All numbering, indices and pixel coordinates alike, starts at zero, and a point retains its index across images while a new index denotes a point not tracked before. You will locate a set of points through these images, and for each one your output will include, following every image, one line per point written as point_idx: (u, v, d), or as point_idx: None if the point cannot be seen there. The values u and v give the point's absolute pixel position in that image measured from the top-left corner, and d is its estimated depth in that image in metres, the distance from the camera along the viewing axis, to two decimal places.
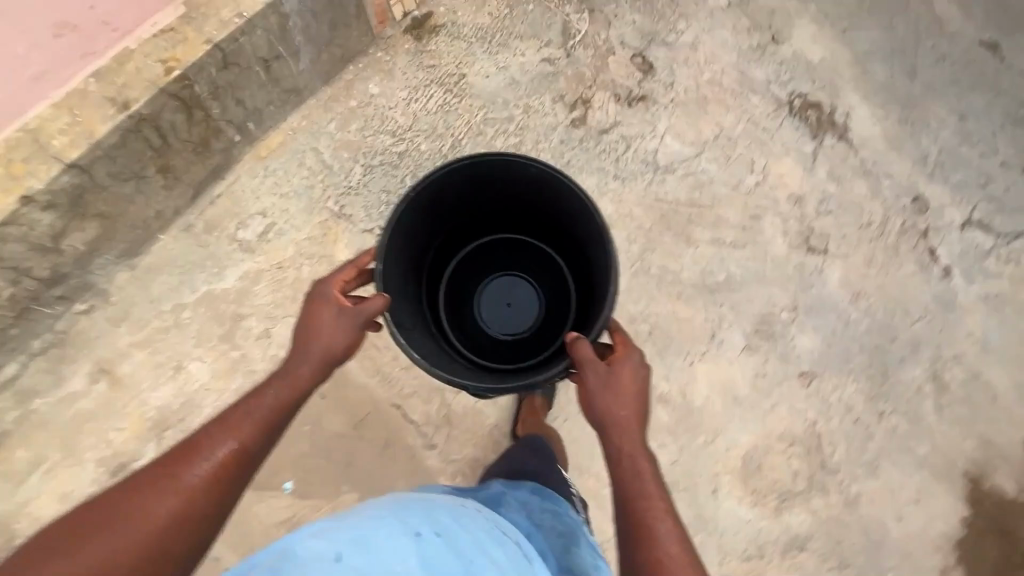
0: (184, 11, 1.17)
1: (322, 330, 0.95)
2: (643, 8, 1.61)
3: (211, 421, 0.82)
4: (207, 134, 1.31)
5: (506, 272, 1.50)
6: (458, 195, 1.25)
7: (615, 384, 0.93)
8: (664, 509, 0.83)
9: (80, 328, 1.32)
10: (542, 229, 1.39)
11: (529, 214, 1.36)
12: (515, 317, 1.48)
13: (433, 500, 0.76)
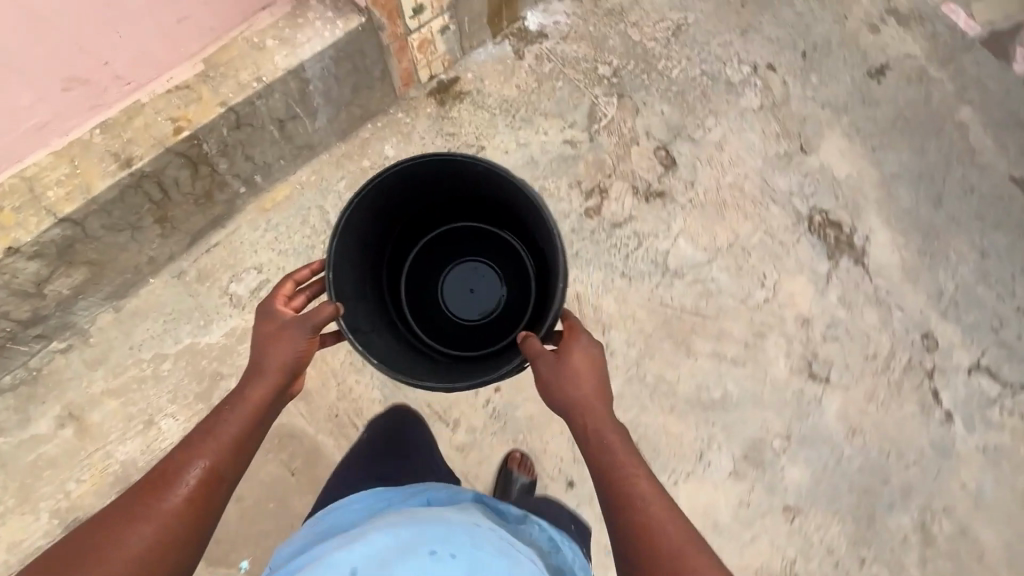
0: (202, 69, 1.13)
1: (273, 346, 0.91)
2: (672, 101, 1.58)
3: (178, 445, 0.82)
4: (211, 188, 1.27)
5: (468, 258, 1.59)
6: (411, 191, 1.32)
7: (572, 366, 0.92)
8: (638, 477, 0.85)
9: (55, 368, 1.28)
10: (500, 220, 1.46)
11: (485, 205, 1.43)
12: (479, 300, 1.59)
13: (451, 519, 0.86)
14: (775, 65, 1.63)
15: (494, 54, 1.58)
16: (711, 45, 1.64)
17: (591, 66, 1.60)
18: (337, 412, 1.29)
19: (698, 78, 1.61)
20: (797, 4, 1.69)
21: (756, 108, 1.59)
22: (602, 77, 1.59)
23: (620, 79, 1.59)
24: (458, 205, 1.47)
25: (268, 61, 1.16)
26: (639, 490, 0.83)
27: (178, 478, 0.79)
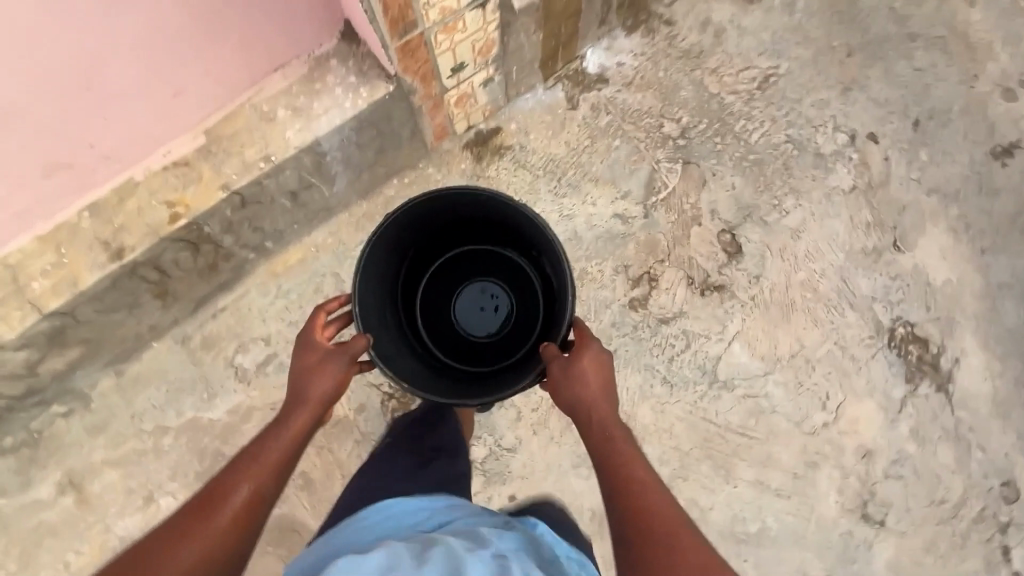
0: (203, 143, 0.98)
1: (314, 376, 0.88)
2: (747, 173, 1.35)
3: (224, 467, 0.79)
4: (216, 260, 1.15)
5: (479, 279, 1.38)
6: (421, 219, 1.14)
7: (580, 372, 0.85)
8: (657, 500, 0.74)
9: (56, 432, 1.23)
10: (508, 236, 1.26)
11: (495, 224, 1.24)
12: (492, 319, 1.37)
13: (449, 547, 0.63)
14: (878, 135, 1.37)
15: (544, 101, 1.36)
16: (803, 104, 1.38)
17: (655, 123, 1.37)
18: None
19: (781, 145, 1.37)
20: (917, 57, 1.39)
21: (847, 189, 1.35)
22: (667, 136, 1.37)
23: (688, 142, 1.36)
24: (462, 225, 1.28)
25: (278, 137, 0.99)
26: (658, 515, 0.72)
27: (224, 500, 0.75)
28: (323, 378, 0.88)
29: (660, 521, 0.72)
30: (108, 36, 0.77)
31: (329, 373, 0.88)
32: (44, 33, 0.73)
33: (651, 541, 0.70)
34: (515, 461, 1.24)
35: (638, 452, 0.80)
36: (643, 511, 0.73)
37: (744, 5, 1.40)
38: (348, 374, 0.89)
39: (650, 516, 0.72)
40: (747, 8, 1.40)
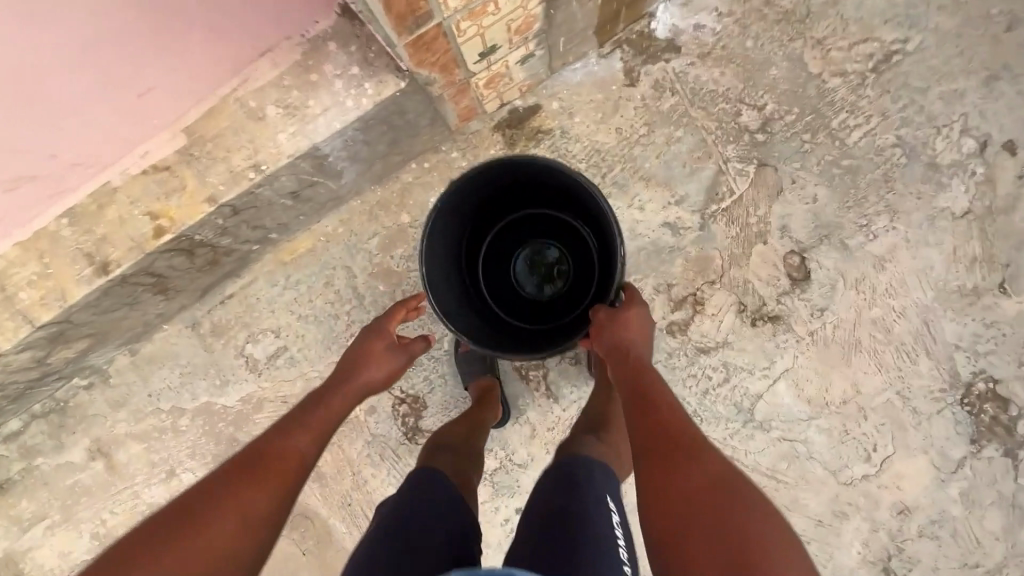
0: (184, 145, 0.84)
1: (371, 361, 0.84)
2: (836, 184, 1.11)
3: (271, 426, 0.72)
4: (216, 256, 1.05)
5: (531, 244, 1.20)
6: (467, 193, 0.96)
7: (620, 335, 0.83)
8: (696, 438, 0.68)
9: (80, 402, 1.26)
10: (570, 203, 1.05)
11: (553, 190, 1.03)
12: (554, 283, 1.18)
13: None
14: (1018, 145, 1.08)
15: (596, 74, 1.12)
16: (927, 96, 1.08)
17: (732, 110, 1.11)
18: (350, 501, 1.23)
19: (887, 149, 1.10)
20: None
21: (959, 213, 1.10)
22: (744, 129, 1.11)
23: (768, 137, 1.11)
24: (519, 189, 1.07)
25: (268, 141, 0.83)
26: (695, 448, 0.66)
27: (270, 455, 0.67)
28: (378, 365, 0.84)
29: (698, 455, 0.65)
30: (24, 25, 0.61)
31: (384, 358, 0.84)
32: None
33: (689, 472, 0.63)
34: (525, 477, 1.20)
35: (674, 401, 0.74)
36: (675, 448, 0.67)
37: None
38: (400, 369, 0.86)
39: (684, 450, 0.66)
40: None
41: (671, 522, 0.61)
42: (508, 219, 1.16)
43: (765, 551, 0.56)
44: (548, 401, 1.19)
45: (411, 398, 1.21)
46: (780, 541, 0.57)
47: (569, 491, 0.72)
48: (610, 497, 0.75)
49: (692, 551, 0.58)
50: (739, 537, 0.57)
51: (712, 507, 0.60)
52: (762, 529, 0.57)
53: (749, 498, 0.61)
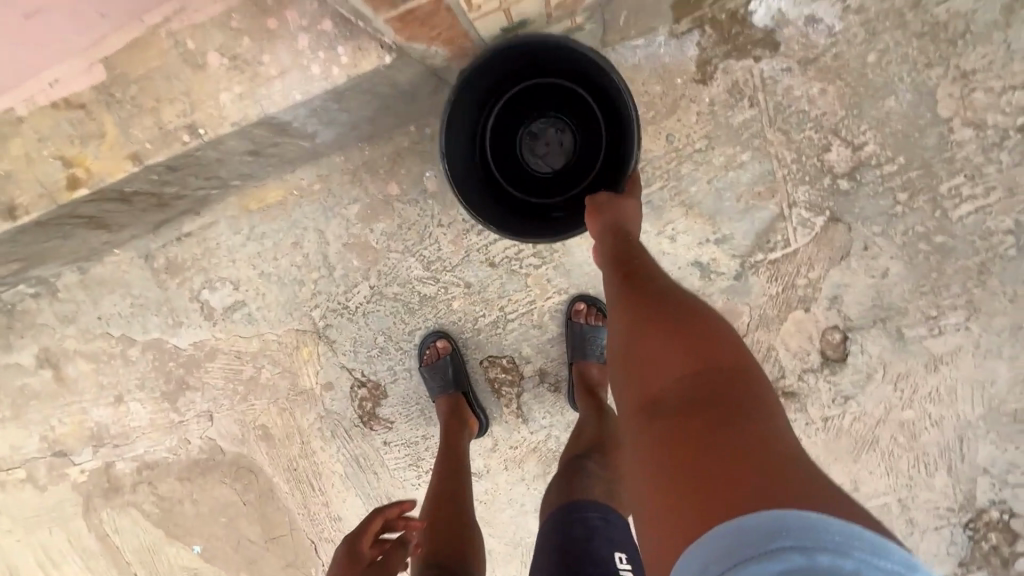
0: (104, 81, 0.65)
1: None
2: (917, 262, 0.89)
3: None
4: (164, 201, 0.89)
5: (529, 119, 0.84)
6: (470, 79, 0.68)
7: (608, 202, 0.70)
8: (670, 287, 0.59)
9: (28, 309, 1.18)
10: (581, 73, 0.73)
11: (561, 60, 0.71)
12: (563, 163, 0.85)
13: None
14: None
15: (663, 57, 0.86)
16: None
17: (818, 141, 0.86)
18: (295, 465, 1.19)
19: (998, 234, 0.87)
20: None
21: None
22: (826, 169, 0.87)
23: (854, 186, 0.87)
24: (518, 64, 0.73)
25: (207, 97, 0.64)
26: (669, 296, 0.57)
27: None
28: None
29: (670, 300, 0.57)
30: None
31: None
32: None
33: (660, 317, 0.54)
34: (477, 487, 1.12)
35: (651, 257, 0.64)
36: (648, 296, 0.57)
37: None
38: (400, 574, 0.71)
39: (657, 297, 0.57)
40: None
41: (640, 370, 0.53)
42: (503, 112, 0.82)
43: (734, 383, 0.48)
44: (516, 420, 1.08)
45: (371, 384, 1.11)
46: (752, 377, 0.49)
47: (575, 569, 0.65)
48: (618, 552, 0.69)
49: (661, 394, 0.50)
50: (709, 373, 0.48)
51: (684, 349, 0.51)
52: (740, 363, 0.49)
53: (722, 335, 0.52)
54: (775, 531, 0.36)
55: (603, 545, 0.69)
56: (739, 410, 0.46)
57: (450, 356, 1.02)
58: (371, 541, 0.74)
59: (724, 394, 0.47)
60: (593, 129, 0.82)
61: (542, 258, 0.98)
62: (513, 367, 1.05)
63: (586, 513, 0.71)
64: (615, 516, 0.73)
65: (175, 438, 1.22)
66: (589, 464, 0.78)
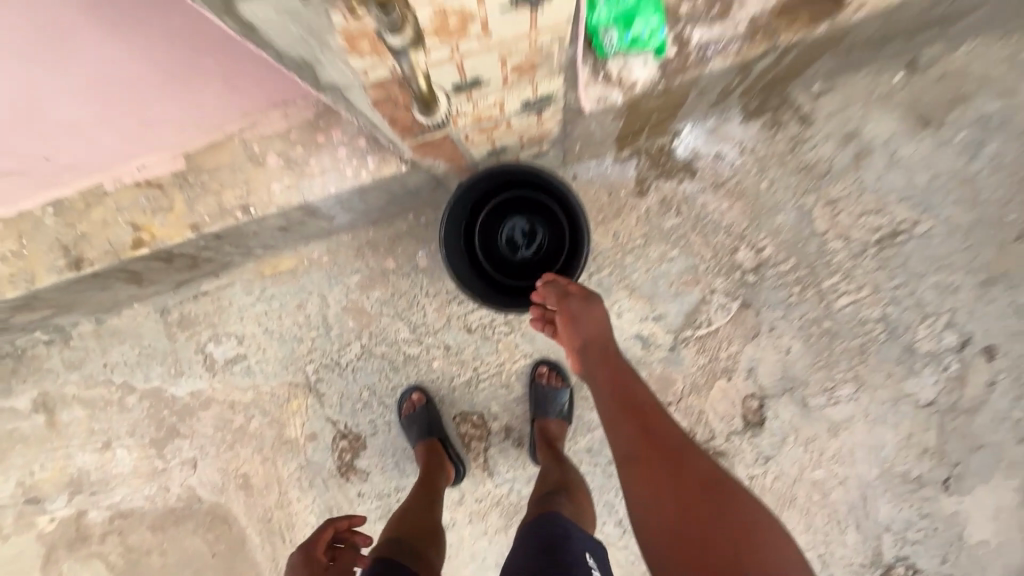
0: (181, 170, 0.85)
1: None
2: (811, 342, 1.11)
3: None
4: (196, 263, 1.06)
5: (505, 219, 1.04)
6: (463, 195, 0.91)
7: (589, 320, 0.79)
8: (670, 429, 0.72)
9: (37, 354, 1.28)
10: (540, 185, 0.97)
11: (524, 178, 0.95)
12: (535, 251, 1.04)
13: None
14: (997, 351, 1.08)
15: (612, 175, 1.12)
16: (923, 282, 1.08)
17: (729, 244, 1.11)
18: (270, 516, 1.25)
19: (871, 322, 1.10)
20: None
21: (922, 402, 1.10)
22: (736, 265, 1.11)
23: (759, 279, 1.11)
24: (500, 180, 0.95)
25: (261, 185, 0.84)
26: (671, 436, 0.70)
27: None
28: None
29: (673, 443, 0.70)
30: (41, 72, 0.62)
31: None
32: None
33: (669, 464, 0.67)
34: None
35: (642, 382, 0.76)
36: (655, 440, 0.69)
37: (914, 128, 1.06)
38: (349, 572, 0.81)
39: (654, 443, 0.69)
40: (915, 132, 1.06)
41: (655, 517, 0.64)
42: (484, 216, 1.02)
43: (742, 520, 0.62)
44: (482, 473, 1.19)
45: (352, 436, 1.23)
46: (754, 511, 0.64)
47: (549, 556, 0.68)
48: (589, 555, 0.71)
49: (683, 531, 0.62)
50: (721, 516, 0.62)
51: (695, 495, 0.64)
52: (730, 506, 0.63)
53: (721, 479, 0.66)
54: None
55: (577, 546, 0.71)
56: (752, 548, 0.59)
57: (425, 407, 1.15)
58: (325, 547, 0.82)
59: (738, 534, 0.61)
60: (556, 222, 1.03)
61: (511, 327, 1.16)
62: (482, 423, 1.19)
63: (559, 524, 0.74)
64: (592, 541, 0.75)
65: (155, 485, 1.28)
66: (559, 498, 0.84)
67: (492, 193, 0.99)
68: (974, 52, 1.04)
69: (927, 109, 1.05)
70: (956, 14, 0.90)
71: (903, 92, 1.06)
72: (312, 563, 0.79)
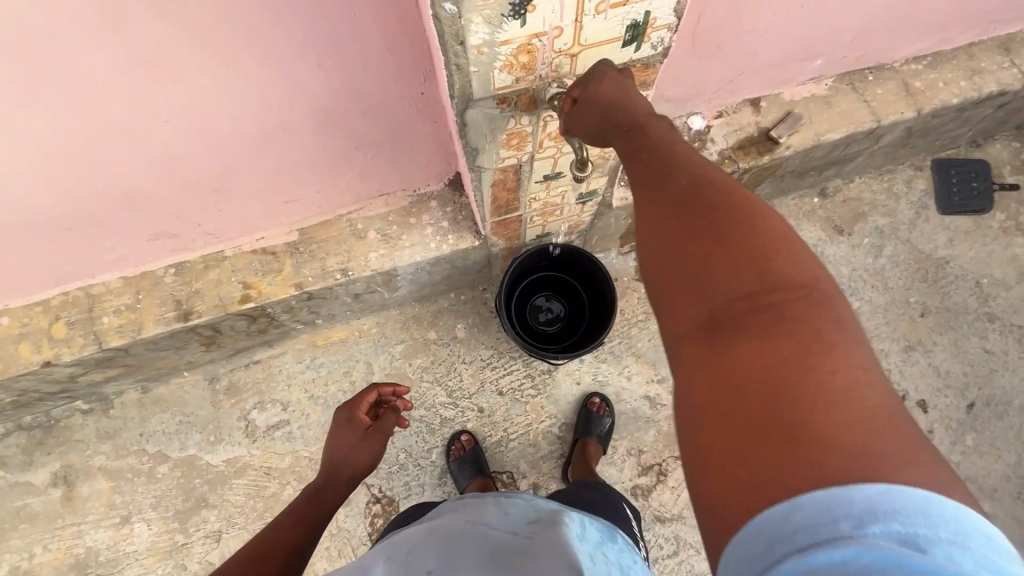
0: (295, 240, 1.06)
1: (354, 452, 0.99)
2: None
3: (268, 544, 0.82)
4: (267, 327, 1.21)
5: (534, 297, 1.26)
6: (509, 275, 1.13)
7: (608, 87, 0.58)
8: (698, 176, 0.52)
9: (70, 425, 1.29)
10: (562, 264, 1.19)
11: (550, 260, 1.18)
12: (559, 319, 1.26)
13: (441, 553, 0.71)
14: (928, 405, 1.35)
15: (615, 263, 1.38)
16: None
17: None
18: None
19: None
20: (990, 339, 1.39)
21: None
22: None
23: None
24: (541, 256, 1.16)
25: (361, 254, 1.06)
26: (700, 200, 0.50)
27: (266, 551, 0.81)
28: (365, 451, 0.99)
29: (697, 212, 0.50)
30: (244, 149, 0.83)
31: (366, 445, 0.99)
32: (197, 134, 0.78)
33: (687, 249, 0.49)
34: None
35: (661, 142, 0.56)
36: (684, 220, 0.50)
37: (833, 235, 1.44)
38: (388, 424, 1.02)
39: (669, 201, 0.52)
40: (834, 238, 1.44)
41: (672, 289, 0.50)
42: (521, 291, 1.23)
43: (800, 309, 0.44)
44: None
45: (386, 500, 1.28)
46: (820, 295, 0.45)
47: (594, 489, 1.04)
48: (623, 504, 1.04)
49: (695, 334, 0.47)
50: (764, 315, 0.44)
51: (727, 293, 0.46)
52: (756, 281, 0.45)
53: (788, 268, 0.46)
54: (876, 549, 0.34)
55: (616, 498, 1.04)
56: (807, 358, 0.41)
57: (473, 447, 1.27)
58: (366, 409, 1.01)
59: (786, 342, 0.42)
60: (572, 294, 1.25)
61: (538, 390, 1.34)
62: (512, 482, 1.30)
63: (600, 483, 1.09)
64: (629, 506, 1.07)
65: (170, 564, 1.24)
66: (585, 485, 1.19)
67: (525, 274, 1.19)
68: (861, 185, 1.46)
69: (839, 222, 1.44)
70: (845, 159, 1.31)
71: (821, 210, 1.45)
72: (356, 424, 1.00)
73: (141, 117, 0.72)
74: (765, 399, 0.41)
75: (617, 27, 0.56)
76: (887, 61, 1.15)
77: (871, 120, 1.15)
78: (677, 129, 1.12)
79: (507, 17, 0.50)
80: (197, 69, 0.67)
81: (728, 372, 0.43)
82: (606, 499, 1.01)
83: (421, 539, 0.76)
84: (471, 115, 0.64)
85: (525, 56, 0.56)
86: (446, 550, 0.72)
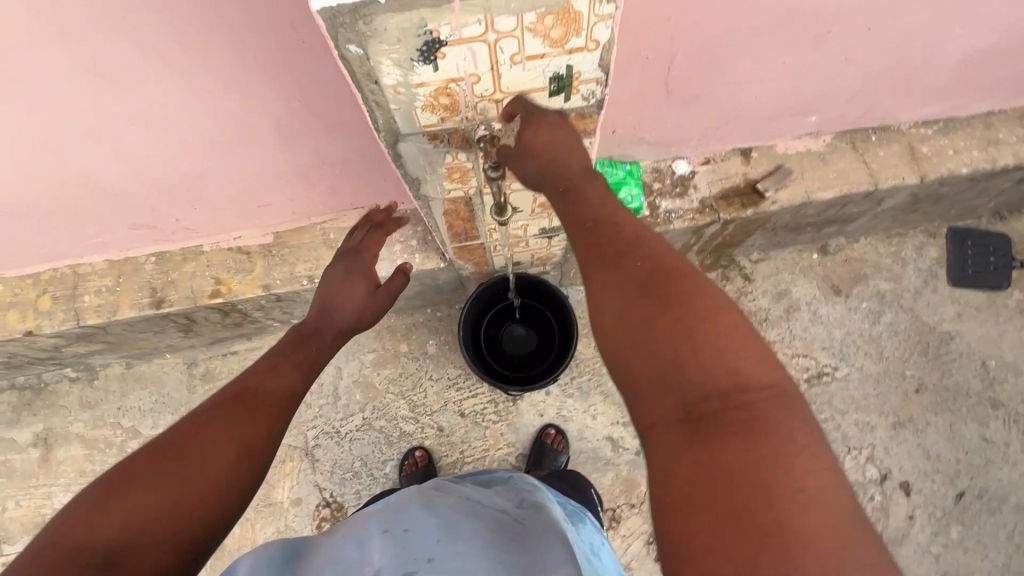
0: (269, 242, 1.09)
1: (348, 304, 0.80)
2: None
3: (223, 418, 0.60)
4: (241, 321, 1.25)
5: (504, 324, 1.24)
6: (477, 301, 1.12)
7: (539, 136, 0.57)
8: (661, 260, 0.52)
9: (57, 390, 1.37)
10: (534, 293, 1.18)
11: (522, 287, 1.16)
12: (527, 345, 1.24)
13: (427, 517, 0.63)
14: (911, 488, 1.26)
15: None
16: (845, 417, 1.31)
17: None
18: None
19: None
20: (990, 427, 1.29)
21: None
22: None
23: None
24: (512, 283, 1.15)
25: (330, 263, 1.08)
26: (664, 285, 0.50)
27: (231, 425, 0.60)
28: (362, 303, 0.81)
29: (664, 302, 0.49)
30: (212, 156, 0.87)
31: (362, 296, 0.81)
32: (166, 141, 0.82)
33: (655, 337, 0.48)
34: None
35: (625, 215, 0.56)
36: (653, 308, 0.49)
37: (829, 294, 1.37)
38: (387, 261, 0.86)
39: (634, 282, 0.51)
40: (830, 297, 1.37)
41: (641, 382, 0.48)
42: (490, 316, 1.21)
43: (768, 413, 0.44)
44: None
45: (335, 506, 1.29)
46: (787, 397, 0.45)
47: (562, 477, 1.01)
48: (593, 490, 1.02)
49: (665, 428, 0.46)
50: (732, 417, 0.44)
51: (697, 393, 0.46)
52: (724, 381, 0.45)
53: (754, 370, 0.46)
54: None
55: (585, 485, 1.02)
56: (775, 460, 0.41)
57: (426, 465, 1.27)
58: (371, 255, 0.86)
59: (753, 448, 0.42)
60: (543, 322, 1.23)
61: (500, 417, 1.33)
62: None
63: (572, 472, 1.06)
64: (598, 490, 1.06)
65: None
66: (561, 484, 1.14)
67: (495, 299, 1.19)
68: (867, 246, 1.39)
69: (838, 282, 1.37)
70: (846, 218, 1.25)
71: (820, 267, 1.38)
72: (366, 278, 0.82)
73: (111, 122, 0.77)
74: (739, 505, 0.39)
75: (539, 78, 0.56)
76: (893, 122, 1.10)
77: (868, 182, 1.09)
78: (660, 172, 1.10)
79: (417, 61, 0.51)
80: (149, 77, 0.70)
81: (701, 474, 0.42)
82: (573, 485, 0.99)
83: (413, 513, 0.63)
84: (404, 148, 0.65)
85: (445, 98, 0.56)
86: (432, 512, 0.64)
